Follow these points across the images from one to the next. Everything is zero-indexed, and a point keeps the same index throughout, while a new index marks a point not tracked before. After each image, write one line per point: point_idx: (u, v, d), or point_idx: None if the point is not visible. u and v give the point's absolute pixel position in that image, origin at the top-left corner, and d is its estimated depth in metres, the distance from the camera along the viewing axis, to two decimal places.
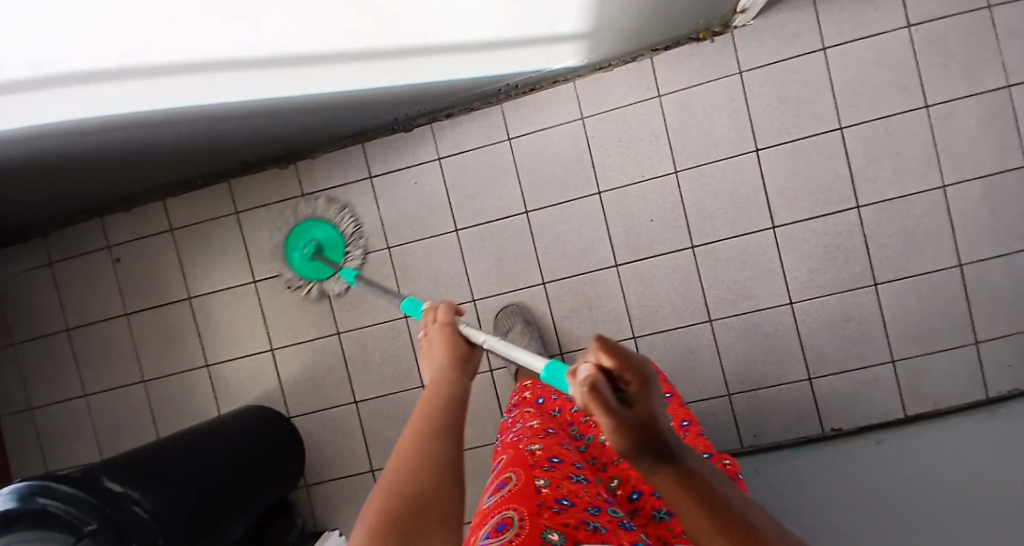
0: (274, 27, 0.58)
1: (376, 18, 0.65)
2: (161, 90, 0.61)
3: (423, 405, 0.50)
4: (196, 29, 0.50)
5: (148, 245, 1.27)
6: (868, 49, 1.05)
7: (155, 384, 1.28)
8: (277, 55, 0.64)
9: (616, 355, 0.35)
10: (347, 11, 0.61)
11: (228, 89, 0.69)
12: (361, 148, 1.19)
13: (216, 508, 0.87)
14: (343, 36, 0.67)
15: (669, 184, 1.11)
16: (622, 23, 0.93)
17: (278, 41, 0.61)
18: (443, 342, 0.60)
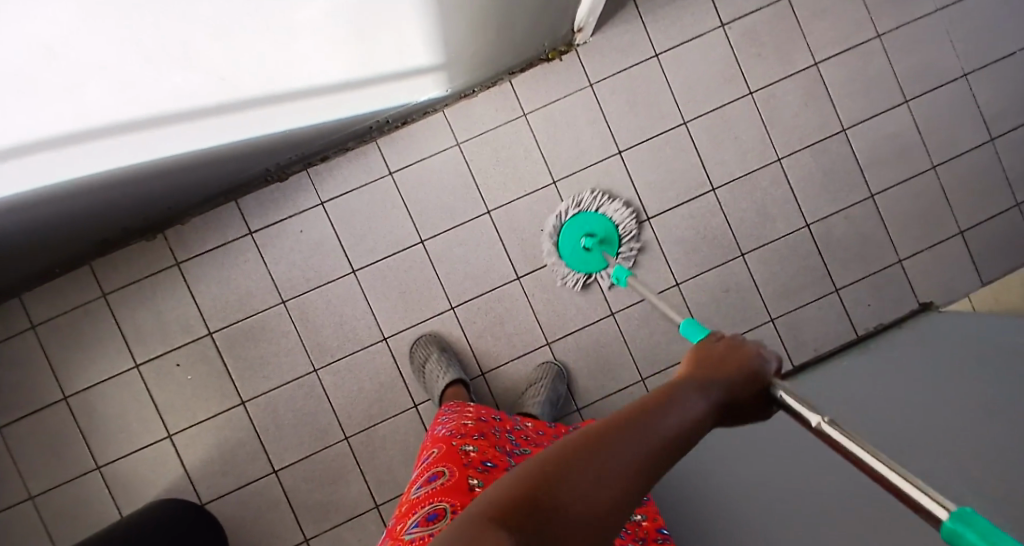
0: (106, 103, 0.56)
1: (214, 76, 0.65)
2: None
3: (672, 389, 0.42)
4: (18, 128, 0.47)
5: (6, 350, 1.13)
6: (695, 50, 1.18)
7: (39, 502, 1.13)
8: (109, 127, 0.62)
9: None
10: (180, 73, 0.59)
11: (63, 170, 0.65)
12: (236, 206, 1.15)
13: None
14: (183, 98, 0.65)
15: (550, 193, 1.17)
16: (471, 51, 0.98)
17: (110, 114, 0.58)
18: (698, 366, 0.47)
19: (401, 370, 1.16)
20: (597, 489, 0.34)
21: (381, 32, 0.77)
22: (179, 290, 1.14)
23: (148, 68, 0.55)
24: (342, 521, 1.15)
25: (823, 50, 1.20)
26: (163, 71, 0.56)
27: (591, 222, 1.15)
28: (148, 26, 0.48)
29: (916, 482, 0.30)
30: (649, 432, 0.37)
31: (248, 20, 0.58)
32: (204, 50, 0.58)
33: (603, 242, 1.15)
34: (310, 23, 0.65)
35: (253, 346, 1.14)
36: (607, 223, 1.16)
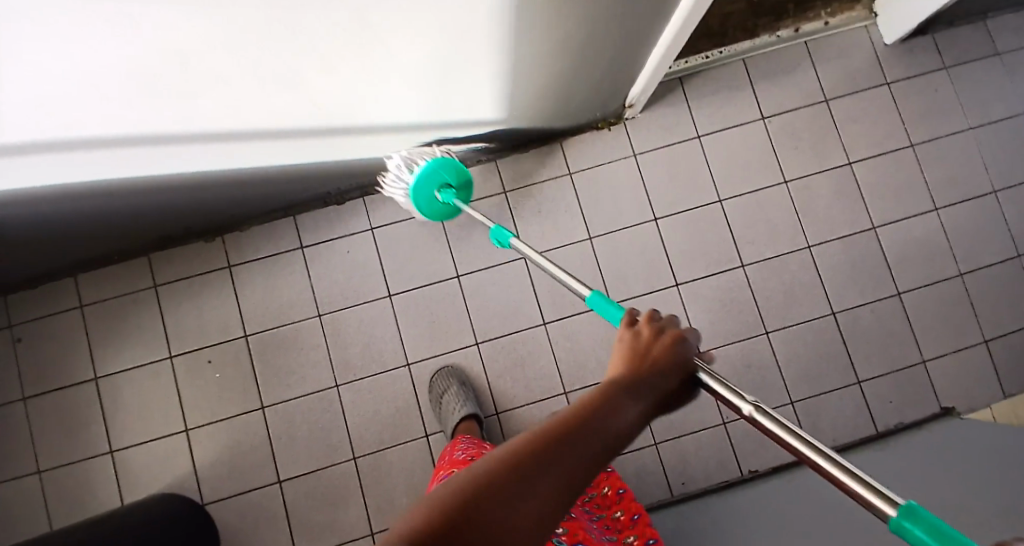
0: (209, 109, 0.68)
1: (306, 104, 0.75)
2: (89, 161, 0.71)
3: (598, 396, 0.36)
4: (125, 110, 0.61)
5: (54, 324, 1.19)
6: (736, 136, 1.26)
7: (48, 476, 1.15)
8: (204, 134, 0.74)
9: None
10: (281, 95, 0.71)
11: (157, 163, 0.79)
12: (293, 221, 1.23)
13: None
14: (274, 118, 0.77)
15: (585, 248, 1.22)
16: (531, 112, 1.07)
17: (206, 120, 0.71)
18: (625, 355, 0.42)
19: (418, 399, 1.19)
20: (511, 529, 0.27)
21: (459, 85, 0.86)
22: (224, 291, 1.20)
23: (252, 88, 0.67)
24: (335, 544, 1.14)
25: (857, 151, 1.28)
26: (270, 79, 0.66)
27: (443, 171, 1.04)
28: (261, 50, 0.59)
29: (880, 490, 0.30)
30: (590, 435, 0.32)
31: (346, 64, 0.68)
32: (305, 81, 0.69)
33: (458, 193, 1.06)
34: (401, 72, 0.76)
35: (283, 354, 1.19)
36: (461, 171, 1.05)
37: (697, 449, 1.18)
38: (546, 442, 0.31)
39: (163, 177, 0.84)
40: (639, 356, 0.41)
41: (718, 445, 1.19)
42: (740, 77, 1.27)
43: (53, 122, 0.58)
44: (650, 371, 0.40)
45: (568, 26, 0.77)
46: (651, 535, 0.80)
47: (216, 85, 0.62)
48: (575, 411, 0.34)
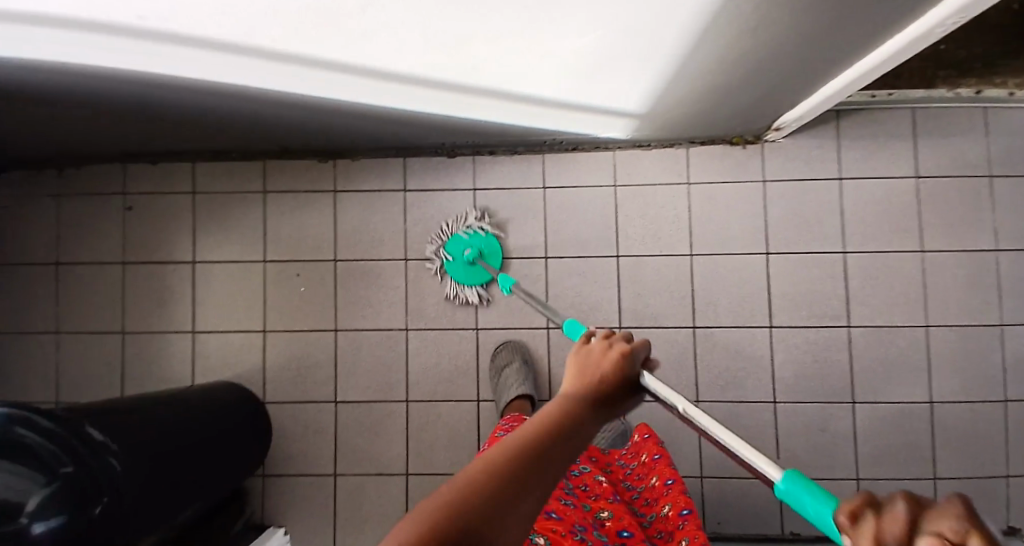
0: (372, 50, 0.68)
1: (459, 63, 0.74)
2: (241, 70, 0.73)
3: (566, 413, 0.45)
4: (297, 35, 0.63)
5: (165, 202, 1.23)
6: (879, 188, 1.16)
7: (131, 339, 1.23)
8: (355, 68, 0.74)
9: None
10: (438, 51, 0.70)
11: (301, 84, 0.80)
12: (402, 162, 1.23)
13: (185, 459, 0.93)
14: (425, 68, 0.75)
15: (684, 263, 1.17)
16: (672, 113, 1.01)
17: (361, 60, 0.71)
18: (593, 365, 0.50)
19: (478, 364, 1.20)
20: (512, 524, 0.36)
21: (616, 74, 0.82)
22: (326, 213, 1.22)
23: (416, 39, 0.66)
24: (370, 474, 1.20)
25: (1010, 238, 1.15)
26: (440, 36, 0.65)
27: (473, 239, 1.20)
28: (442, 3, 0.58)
29: (771, 466, 0.39)
30: (560, 442, 0.42)
31: (514, 37, 0.66)
32: (469, 45, 0.68)
33: (484, 256, 1.19)
34: (565, 54, 0.72)
35: (364, 285, 1.22)
36: (490, 240, 1.20)
37: (740, 494, 1.15)
38: (533, 452, 0.40)
39: (303, 97, 0.85)
40: (598, 371, 0.49)
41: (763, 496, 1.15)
42: (904, 126, 1.16)
43: (224, 22, 0.59)
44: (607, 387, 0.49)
45: (751, 47, 0.72)
46: (684, 504, 0.85)
47: (385, 28, 0.62)
48: (551, 427, 0.43)
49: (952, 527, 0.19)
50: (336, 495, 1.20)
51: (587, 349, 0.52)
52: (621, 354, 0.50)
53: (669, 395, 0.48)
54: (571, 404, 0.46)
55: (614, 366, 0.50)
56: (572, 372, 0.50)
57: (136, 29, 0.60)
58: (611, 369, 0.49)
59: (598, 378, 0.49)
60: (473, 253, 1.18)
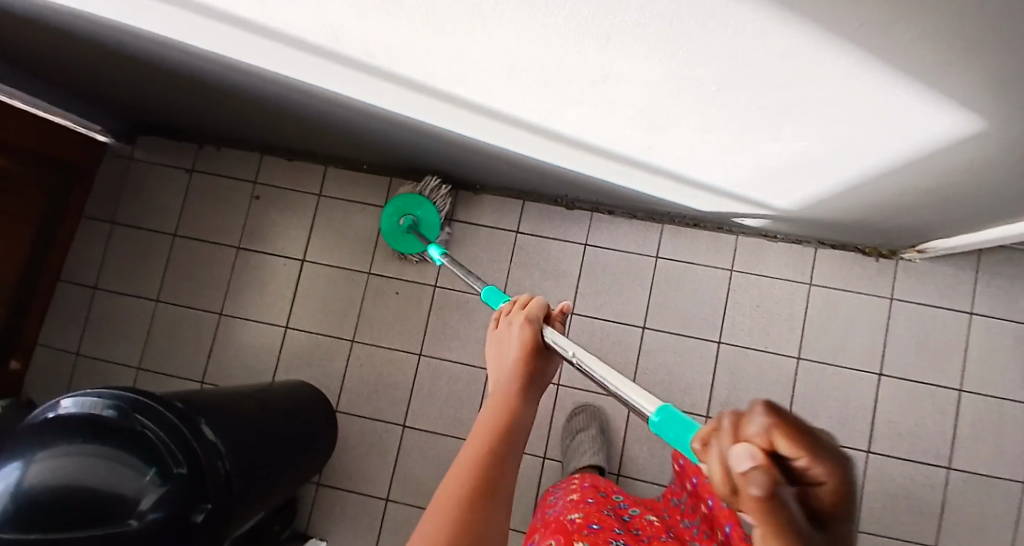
0: (562, 114, 0.71)
1: (641, 139, 0.75)
2: (428, 104, 0.77)
3: (504, 403, 0.46)
4: (502, 92, 0.67)
5: (288, 197, 1.27)
6: (1010, 333, 1.10)
7: (224, 321, 1.25)
8: (528, 122, 0.76)
9: (796, 441, 0.18)
10: (630, 128, 0.72)
11: (467, 125, 0.83)
12: (520, 205, 1.23)
13: (275, 462, 0.93)
14: (599, 135, 0.77)
15: (789, 366, 1.13)
16: (817, 217, 0.98)
17: (545, 117, 0.73)
18: (507, 352, 0.52)
19: (552, 421, 1.18)
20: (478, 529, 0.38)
21: (786, 175, 0.81)
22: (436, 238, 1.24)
23: (613, 115, 0.69)
24: (422, 507, 1.18)
25: None
26: (637, 116, 0.67)
27: (412, 205, 1.16)
28: (664, 93, 0.59)
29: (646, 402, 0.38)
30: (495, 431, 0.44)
31: (714, 129, 0.67)
32: (666, 128, 0.69)
33: (421, 225, 1.16)
34: (752, 149, 0.72)
35: (456, 316, 1.22)
36: (434, 214, 1.16)
37: None
38: (485, 456, 0.42)
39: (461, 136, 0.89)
40: (516, 348, 0.51)
41: None
42: None
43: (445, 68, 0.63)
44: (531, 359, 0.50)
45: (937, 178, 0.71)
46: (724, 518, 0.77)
47: (591, 103, 0.65)
48: (495, 423, 0.44)
49: (757, 432, 0.18)
50: (384, 520, 1.18)
51: (497, 332, 0.55)
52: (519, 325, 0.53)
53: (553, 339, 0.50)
54: (501, 394, 0.47)
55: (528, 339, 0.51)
56: (494, 363, 0.53)
57: (361, 61, 0.66)
58: (526, 343, 0.51)
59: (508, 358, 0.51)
60: (409, 221, 1.15)
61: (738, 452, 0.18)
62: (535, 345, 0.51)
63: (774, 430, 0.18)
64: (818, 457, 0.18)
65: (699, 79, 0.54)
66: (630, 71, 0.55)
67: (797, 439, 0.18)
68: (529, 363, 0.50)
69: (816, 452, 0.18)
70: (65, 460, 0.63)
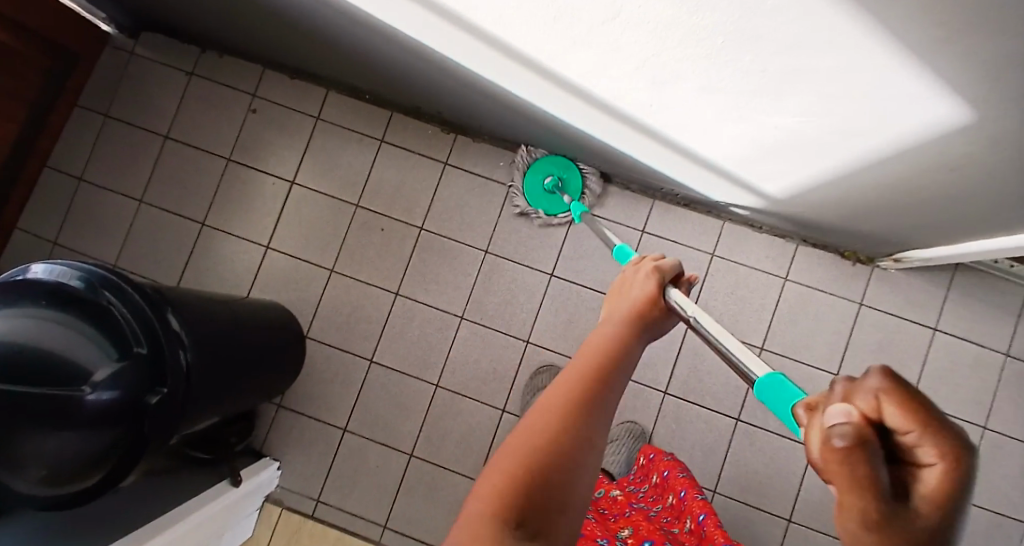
0: (569, 55, 0.71)
1: (642, 94, 0.75)
2: (437, 28, 0.76)
3: (610, 346, 0.37)
4: (509, 21, 0.66)
5: (286, 117, 1.26)
6: (968, 353, 1.13)
7: (205, 232, 1.25)
8: (533, 61, 0.76)
9: (905, 412, 0.18)
10: (634, 80, 0.72)
11: (472, 59, 0.83)
12: (517, 159, 1.23)
13: (239, 370, 0.95)
14: (600, 85, 0.77)
15: (752, 354, 1.16)
16: (801, 210, 1.00)
17: (550, 56, 0.73)
18: (637, 295, 0.43)
19: (517, 376, 1.19)
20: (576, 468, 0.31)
21: (777, 157, 0.82)
22: (428, 181, 1.24)
23: (619, 62, 0.68)
24: (377, 441, 1.20)
25: None
26: (643, 67, 0.67)
27: (552, 165, 1.18)
28: (670, 44, 0.60)
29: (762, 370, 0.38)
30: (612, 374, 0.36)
31: (714, 93, 0.68)
32: (669, 84, 0.69)
33: (565, 186, 1.18)
34: (747, 121, 0.73)
35: (437, 261, 1.22)
36: (576, 176, 1.19)
37: None
38: (590, 386, 0.34)
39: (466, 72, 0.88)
40: (635, 297, 0.43)
41: None
42: (1016, 302, 1.13)
43: None
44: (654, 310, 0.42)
45: (923, 177, 0.72)
46: (701, 510, 0.82)
47: (597, 43, 0.65)
48: (607, 356, 0.36)
49: (865, 398, 0.19)
50: (338, 448, 1.20)
51: (620, 280, 0.47)
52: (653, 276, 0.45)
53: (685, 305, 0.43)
54: (612, 333, 0.39)
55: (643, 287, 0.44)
56: (609, 307, 0.45)
57: None
58: (651, 293, 0.43)
59: (625, 303, 0.43)
60: (554, 180, 1.18)
61: (837, 409, 0.20)
62: (659, 299, 0.43)
63: (882, 394, 0.19)
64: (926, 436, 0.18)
65: (704, 33, 0.55)
66: (639, 11, 0.55)
67: (909, 410, 0.18)
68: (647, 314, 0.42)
69: (929, 431, 0.18)
70: (27, 320, 0.65)
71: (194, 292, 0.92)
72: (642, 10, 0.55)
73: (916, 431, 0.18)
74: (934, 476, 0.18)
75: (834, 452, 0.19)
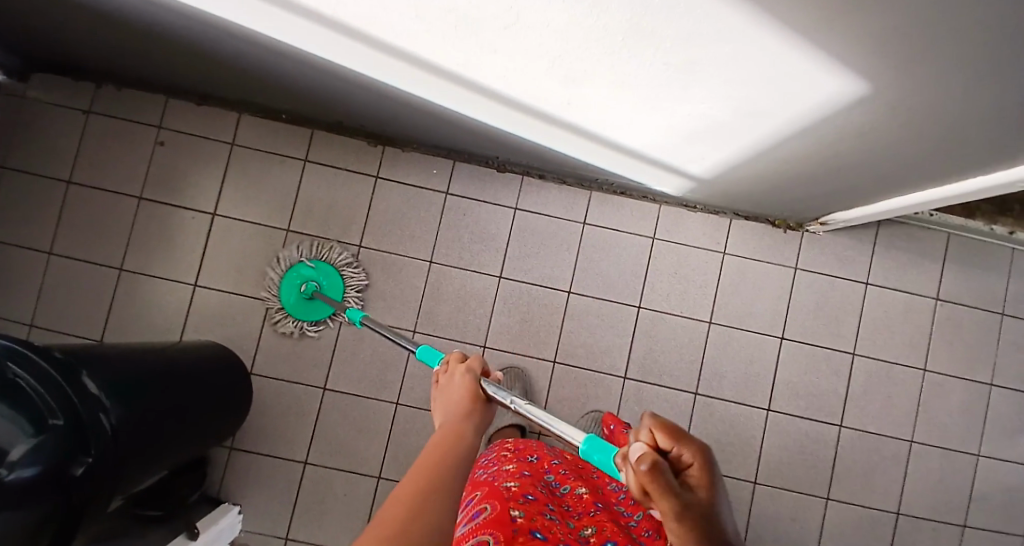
0: (475, 60, 0.69)
1: (556, 93, 0.75)
2: (336, 44, 0.73)
3: (439, 447, 0.42)
4: (410, 32, 0.64)
5: (200, 146, 1.19)
6: (899, 301, 1.20)
7: (126, 276, 1.17)
8: (443, 68, 0.74)
9: (673, 435, 0.30)
10: (545, 80, 0.71)
11: (383, 71, 0.80)
12: (450, 165, 1.21)
13: (180, 425, 0.89)
14: (514, 87, 0.76)
15: (701, 329, 1.19)
16: (728, 187, 1.02)
17: (460, 63, 0.71)
18: (455, 393, 0.49)
19: None
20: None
21: (694, 141, 0.83)
22: (361, 196, 1.20)
23: (527, 64, 0.67)
24: (342, 469, 1.16)
25: (1006, 377, 1.20)
26: (551, 67, 0.66)
27: (315, 272, 1.16)
28: (570, 44, 0.59)
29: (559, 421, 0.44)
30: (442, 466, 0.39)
31: (623, 86, 0.68)
32: (580, 81, 0.69)
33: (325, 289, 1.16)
34: (659, 110, 0.74)
35: (381, 278, 1.19)
36: (335, 275, 1.16)
37: None
38: (420, 484, 0.38)
39: (381, 83, 0.85)
40: (453, 396, 0.49)
41: None
42: (935, 248, 1.20)
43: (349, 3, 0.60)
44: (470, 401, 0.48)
45: (832, 146, 0.75)
46: None
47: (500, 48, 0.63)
48: (430, 457, 0.41)
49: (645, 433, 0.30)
50: (302, 483, 1.16)
51: (438, 390, 0.52)
52: (465, 374, 0.51)
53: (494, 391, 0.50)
54: (437, 435, 0.44)
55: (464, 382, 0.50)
56: (435, 416, 0.50)
57: None
58: (464, 387, 0.49)
59: (446, 406, 0.49)
60: (310, 288, 1.15)
61: (633, 449, 0.30)
62: (471, 387, 0.50)
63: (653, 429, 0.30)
64: (686, 446, 0.30)
65: (599, 31, 0.55)
66: (533, 14, 0.54)
67: (667, 432, 0.30)
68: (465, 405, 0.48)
69: (684, 444, 0.30)
70: None
71: (119, 347, 0.86)
72: (535, 14, 0.54)
73: (674, 444, 0.30)
74: (689, 459, 0.30)
75: (654, 475, 0.28)
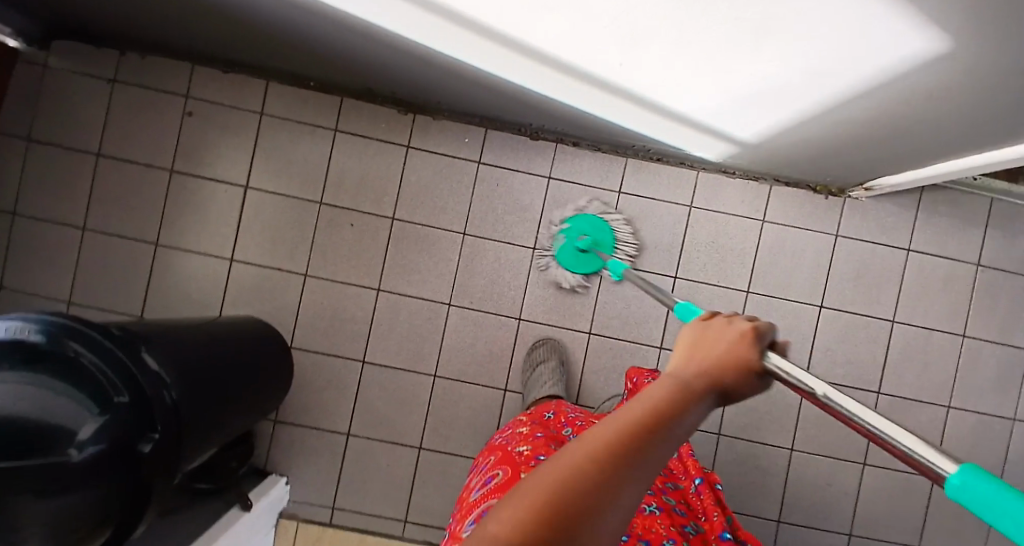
0: (529, 20, 0.66)
1: (611, 54, 0.72)
2: (383, 5, 0.70)
3: (670, 403, 0.31)
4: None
5: (228, 117, 1.17)
6: (941, 268, 1.18)
7: (161, 251, 1.17)
8: (494, 30, 0.71)
9: None
10: (602, 40, 0.68)
11: (428, 34, 0.78)
12: (483, 133, 1.19)
13: (231, 398, 0.91)
14: (565, 48, 0.73)
15: (739, 298, 1.18)
16: (773, 151, 0.99)
17: (513, 24, 0.68)
18: (718, 348, 0.36)
19: (514, 354, 1.18)
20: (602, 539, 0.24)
21: (748, 104, 0.80)
22: (393, 167, 1.18)
23: (586, 23, 0.64)
24: (383, 439, 1.18)
25: None
26: (612, 26, 0.63)
27: (590, 224, 1.16)
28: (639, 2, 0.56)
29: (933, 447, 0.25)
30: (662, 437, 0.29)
31: (686, 45, 0.65)
32: (640, 40, 0.66)
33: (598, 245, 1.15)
34: (718, 71, 0.71)
35: (415, 251, 1.18)
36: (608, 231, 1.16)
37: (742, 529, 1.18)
38: (638, 439, 0.28)
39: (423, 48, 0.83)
40: (711, 349, 0.36)
41: (763, 535, 1.18)
42: (980, 213, 1.17)
43: None
44: (732, 368, 0.35)
45: (898, 109, 0.72)
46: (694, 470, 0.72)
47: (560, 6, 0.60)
48: (661, 414, 0.30)
49: None
50: (344, 453, 1.18)
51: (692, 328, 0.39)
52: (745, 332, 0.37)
53: (798, 373, 0.34)
54: (674, 389, 0.32)
55: (741, 351, 0.36)
56: (676, 354, 0.38)
57: None
58: (734, 348, 0.36)
59: (701, 356, 0.36)
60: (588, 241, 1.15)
61: None
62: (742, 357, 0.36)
63: None
64: None
65: None
66: None
67: None
68: (721, 368, 0.35)
69: None
70: None
71: (168, 322, 0.87)
72: None
73: None
74: None
75: None
